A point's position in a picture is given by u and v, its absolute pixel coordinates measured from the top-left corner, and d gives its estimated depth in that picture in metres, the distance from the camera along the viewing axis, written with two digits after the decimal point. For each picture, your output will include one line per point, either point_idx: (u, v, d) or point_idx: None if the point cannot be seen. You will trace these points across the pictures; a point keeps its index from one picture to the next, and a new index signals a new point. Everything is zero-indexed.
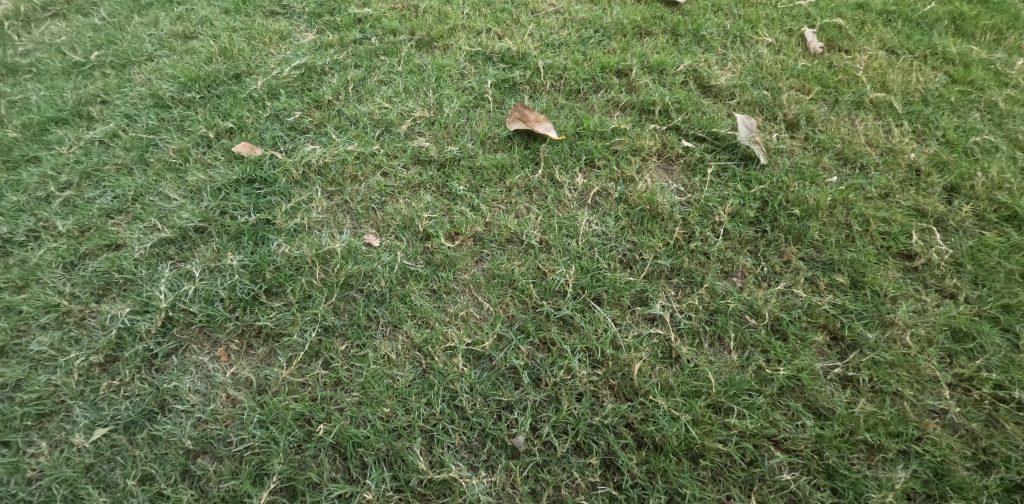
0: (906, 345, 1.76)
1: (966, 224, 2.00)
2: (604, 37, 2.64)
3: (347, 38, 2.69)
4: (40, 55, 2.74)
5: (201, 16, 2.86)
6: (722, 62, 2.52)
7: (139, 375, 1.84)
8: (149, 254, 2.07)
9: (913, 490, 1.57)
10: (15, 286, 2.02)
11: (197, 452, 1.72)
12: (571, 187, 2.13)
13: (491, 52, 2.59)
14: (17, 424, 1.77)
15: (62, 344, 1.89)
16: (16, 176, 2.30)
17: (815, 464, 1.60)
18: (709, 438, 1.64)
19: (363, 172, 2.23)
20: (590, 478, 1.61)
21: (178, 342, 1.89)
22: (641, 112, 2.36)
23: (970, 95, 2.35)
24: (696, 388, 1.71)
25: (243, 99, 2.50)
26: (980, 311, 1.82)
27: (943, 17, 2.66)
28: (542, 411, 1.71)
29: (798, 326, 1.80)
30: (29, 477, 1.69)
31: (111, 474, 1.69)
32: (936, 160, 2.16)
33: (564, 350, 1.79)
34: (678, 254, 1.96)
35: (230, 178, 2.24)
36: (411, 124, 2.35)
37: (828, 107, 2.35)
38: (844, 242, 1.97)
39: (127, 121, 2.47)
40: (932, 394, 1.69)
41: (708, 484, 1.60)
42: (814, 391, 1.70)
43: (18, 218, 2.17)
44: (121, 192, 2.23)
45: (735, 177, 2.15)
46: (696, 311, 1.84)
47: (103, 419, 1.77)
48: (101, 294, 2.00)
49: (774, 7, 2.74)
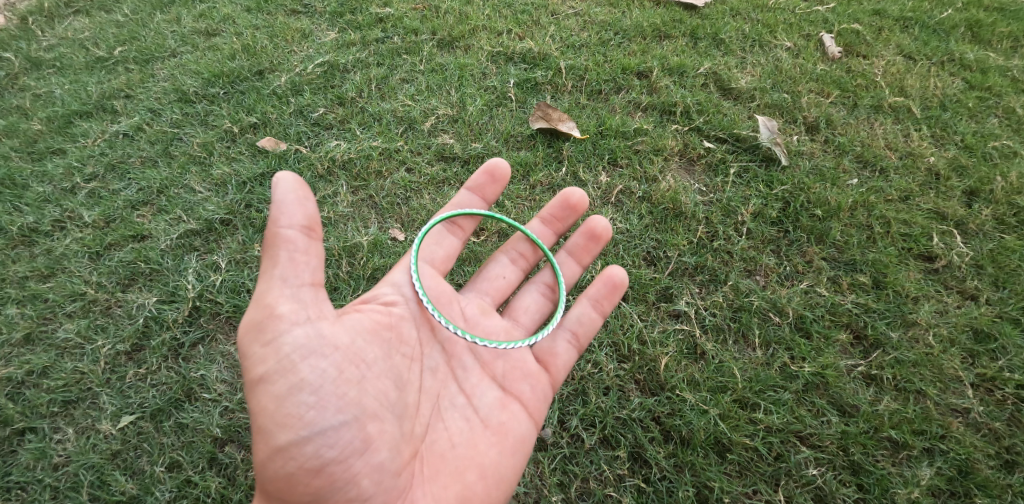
0: (928, 345, 1.78)
1: (986, 227, 2.02)
2: (624, 40, 2.67)
3: (369, 37, 2.71)
4: (63, 50, 2.76)
5: (223, 14, 2.88)
6: (742, 65, 2.55)
7: (165, 363, 1.88)
8: (175, 246, 2.11)
9: (939, 488, 1.57)
10: (41, 275, 2.06)
11: (224, 441, 1.77)
12: (594, 186, 2.15)
13: (512, 52, 2.61)
14: (44, 411, 1.80)
15: (89, 333, 1.93)
16: (42, 167, 2.33)
17: (840, 460, 1.61)
18: (736, 433, 1.64)
19: (387, 168, 2.25)
20: (618, 471, 1.61)
21: (204, 331, 1.94)
22: (662, 113, 2.38)
23: (988, 101, 2.38)
24: (722, 384, 1.72)
25: (266, 95, 2.52)
26: (1001, 313, 1.84)
27: (959, 24, 2.68)
28: (569, 405, 1.71)
29: (822, 325, 1.81)
30: (56, 463, 1.73)
31: (137, 461, 1.74)
32: (955, 164, 2.18)
33: (590, 345, 1.79)
34: (702, 252, 1.97)
35: (255, 171, 2.28)
36: (434, 122, 2.38)
37: (846, 111, 2.38)
38: (865, 243, 1.99)
39: (151, 115, 2.49)
40: (955, 393, 1.70)
41: (735, 479, 1.60)
42: (838, 388, 1.71)
43: (45, 208, 2.21)
44: (146, 185, 2.27)
45: (757, 178, 2.16)
46: (720, 308, 1.85)
47: (130, 407, 1.81)
48: (127, 284, 2.04)
49: (792, 12, 2.76)
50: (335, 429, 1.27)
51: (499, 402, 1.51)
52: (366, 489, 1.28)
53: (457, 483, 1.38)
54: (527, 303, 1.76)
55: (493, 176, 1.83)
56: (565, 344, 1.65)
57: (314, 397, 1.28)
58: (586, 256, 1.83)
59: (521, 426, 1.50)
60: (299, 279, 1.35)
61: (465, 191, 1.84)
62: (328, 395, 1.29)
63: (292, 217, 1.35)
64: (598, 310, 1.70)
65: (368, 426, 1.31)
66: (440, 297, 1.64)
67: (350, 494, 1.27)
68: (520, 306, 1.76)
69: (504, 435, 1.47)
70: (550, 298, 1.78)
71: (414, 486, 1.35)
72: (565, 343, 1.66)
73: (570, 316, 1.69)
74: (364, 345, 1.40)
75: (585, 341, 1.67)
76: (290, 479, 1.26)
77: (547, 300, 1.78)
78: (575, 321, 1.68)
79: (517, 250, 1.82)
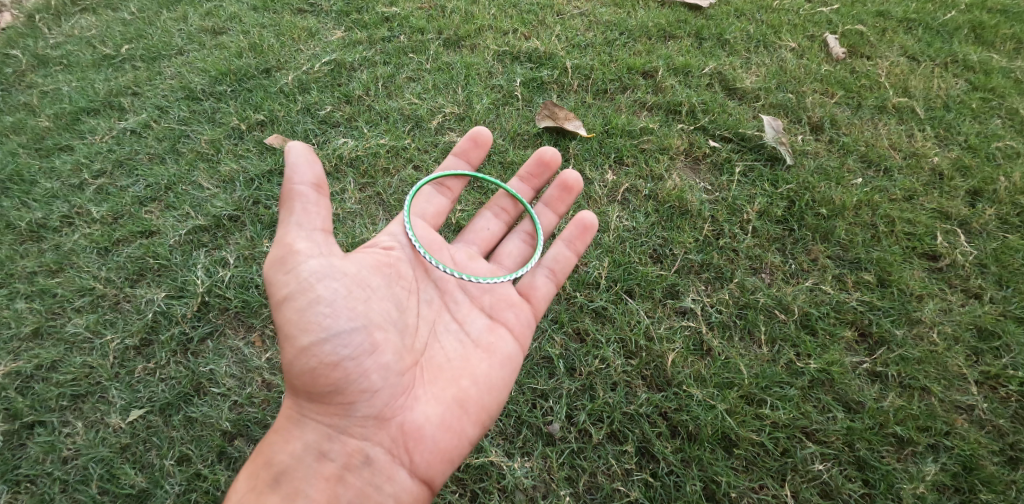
0: (933, 342, 1.79)
1: (989, 227, 2.03)
2: (629, 40, 2.68)
3: (376, 36, 2.72)
4: (71, 48, 2.78)
5: (230, 13, 2.90)
6: (747, 65, 2.56)
7: (174, 358, 1.90)
8: (183, 241, 2.12)
9: (943, 483, 1.59)
10: (50, 270, 2.07)
11: (233, 435, 1.78)
12: (601, 184, 2.16)
13: (518, 51, 2.62)
14: (53, 404, 1.81)
15: (98, 327, 1.94)
16: (50, 163, 2.34)
17: (846, 455, 1.63)
18: (742, 428, 1.65)
19: (395, 166, 2.27)
20: (626, 465, 1.62)
21: (213, 326, 1.95)
22: (667, 112, 2.39)
23: (991, 102, 2.40)
24: (729, 380, 1.73)
25: (274, 93, 2.53)
26: (1005, 311, 1.85)
27: (963, 26, 2.70)
28: (577, 400, 1.73)
29: (827, 322, 1.83)
30: (65, 456, 1.74)
31: (147, 455, 1.75)
32: (959, 164, 2.19)
33: (598, 341, 1.81)
34: (708, 250, 1.98)
35: (263, 168, 2.29)
36: (441, 120, 2.39)
37: (851, 111, 2.39)
38: (870, 241, 2.00)
39: (159, 113, 2.51)
40: (959, 391, 1.72)
41: (742, 473, 1.61)
42: (844, 385, 1.72)
43: (53, 204, 2.22)
44: (154, 181, 2.29)
45: (762, 177, 2.18)
46: (726, 306, 1.86)
47: (139, 401, 1.82)
48: (136, 279, 2.05)
49: (796, 13, 2.78)
50: (348, 332, 1.41)
51: (488, 325, 1.62)
52: (374, 384, 1.42)
53: (454, 387, 1.49)
54: (510, 249, 1.86)
55: (476, 141, 1.94)
56: (543, 278, 1.75)
57: (329, 307, 1.42)
58: (561, 206, 1.92)
59: (509, 345, 1.60)
60: (311, 224, 1.49)
61: (451, 156, 1.94)
62: (340, 306, 1.43)
63: (303, 175, 1.48)
64: (573, 248, 1.79)
65: (375, 333, 1.46)
66: (431, 244, 1.74)
67: (361, 389, 1.41)
68: (504, 253, 1.86)
69: (493, 352, 1.57)
70: (531, 245, 1.88)
71: (417, 387, 1.47)
72: (544, 278, 1.75)
73: (547, 255, 1.79)
74: (368, 273, 1.53)
75: (562, 275, 1.76)
76: (311, 375, 1.40)
77: (528, 247, 1.87)
78: (551, 259, 1.77)
79: (499, 206, 1.92)
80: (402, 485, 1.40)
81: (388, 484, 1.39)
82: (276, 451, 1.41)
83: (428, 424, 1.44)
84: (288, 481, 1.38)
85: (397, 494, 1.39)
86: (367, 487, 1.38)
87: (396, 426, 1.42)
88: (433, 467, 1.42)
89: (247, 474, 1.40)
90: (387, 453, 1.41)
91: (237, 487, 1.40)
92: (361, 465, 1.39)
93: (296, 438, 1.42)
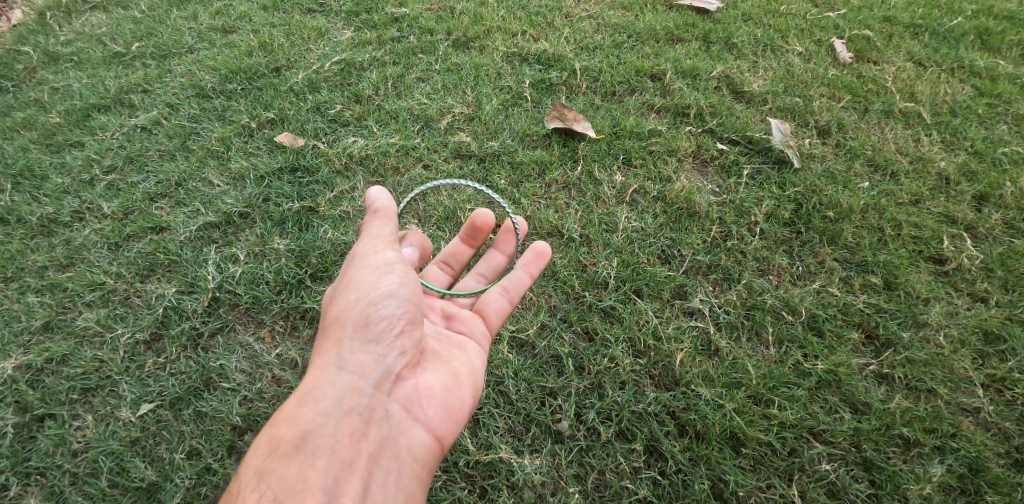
0: (939, 345, 1.80)
1: (995, 231, 2.04)
2: (637, 43, 2.69)
3: (386, 37, 2.74)
4: (81, 45, 2.80)
5: (239, 12, 2.91)
6: (754, 69, 2.58)
7: (184, 353, 1.91)
8: (193, 238, 2.13)
9: (949, 485, 1.60)
10: (60, 264, 2.09)
11: (243, 429, 1.79)
12: (609, 185, 2.18)
13: (527, 53, 2.64)
14: (63, 398, 1.82)
15: (109, 321, 1.95)
16: (61, 159, 2.36)
17: (852, 456, 1.64)
18: (750, 428, 1.66)
19: (405, 165, 2.29)
20: (634, 464, 1.64)
21: (223, 322, 1.96)
22: (676, 115, 2.40)
23: (997, 108, 2.41)
24: (737, 380, 1.74)
25: (283, 92, 2.55)
26: (1011, 315, 1.86)
27: (969, 33, 2.72)
28: (585, 398, 1.74)
29: (834, 324, 1.84)
30: (75, 449, 1.75)
31: (156, 449, 1.76)
32: (965, 170, 2.20)
33: (606, 340, 1.82)
34: (716, 251, 2.00)
35: (273, 166, 2.30)
36: (451, 120, 2.40)
37: (858, 115, 2.41)
38: (877, 245, 2.01)
39: (169, 110, 2.52)
40: (965, 393, 1.73)
41: (749, 473, 1.62)
42: (851, 386, 1.73)
43: (64, 199, 2.24)
44: (164, 177, 2.30)
45: (769, 180, 2.19)
46: (734, 306, 1.88)
47: (149, 395, 1.83)
48: (146, 275, 2.07)
49: (803, 18, 2.80)
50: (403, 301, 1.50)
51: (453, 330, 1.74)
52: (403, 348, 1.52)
53: (452, 362, 1.62)
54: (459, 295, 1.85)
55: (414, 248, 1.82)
56: (496, 294, 1.78)
57: (398, 275, 1.52)
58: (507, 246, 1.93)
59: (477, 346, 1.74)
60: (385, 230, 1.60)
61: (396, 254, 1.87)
62: (408, 277, 1.53)
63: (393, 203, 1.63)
64: (526, 269, 1.79)
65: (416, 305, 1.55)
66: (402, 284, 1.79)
67: (392, 348, 1.51)
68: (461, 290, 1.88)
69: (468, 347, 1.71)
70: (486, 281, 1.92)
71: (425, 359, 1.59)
72: (500, 299, 1.78)
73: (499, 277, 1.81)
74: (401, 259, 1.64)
75: (515, 293, 1.78)
76: (355, 337, 1.49)
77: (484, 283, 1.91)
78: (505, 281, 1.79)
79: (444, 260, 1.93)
80: (415, 439, 1.48)
81: (403, 438, 1.47)
82: (302, 409, 1.42)
83: (437, 386, 1.55)
84: (312, 441, 1.39)
85: (412, 447, 1.47)
86: (383, 440, 1.45)
87: (410, 386, 1.53)
88: (443, 425, 1.52)
89: (269, 433, 1.40)
90: (403, 412, 1.50)
91: (256, 449, 1.38)
92: (381, 420, 1.47)
93: (324, 398, 1.44)
